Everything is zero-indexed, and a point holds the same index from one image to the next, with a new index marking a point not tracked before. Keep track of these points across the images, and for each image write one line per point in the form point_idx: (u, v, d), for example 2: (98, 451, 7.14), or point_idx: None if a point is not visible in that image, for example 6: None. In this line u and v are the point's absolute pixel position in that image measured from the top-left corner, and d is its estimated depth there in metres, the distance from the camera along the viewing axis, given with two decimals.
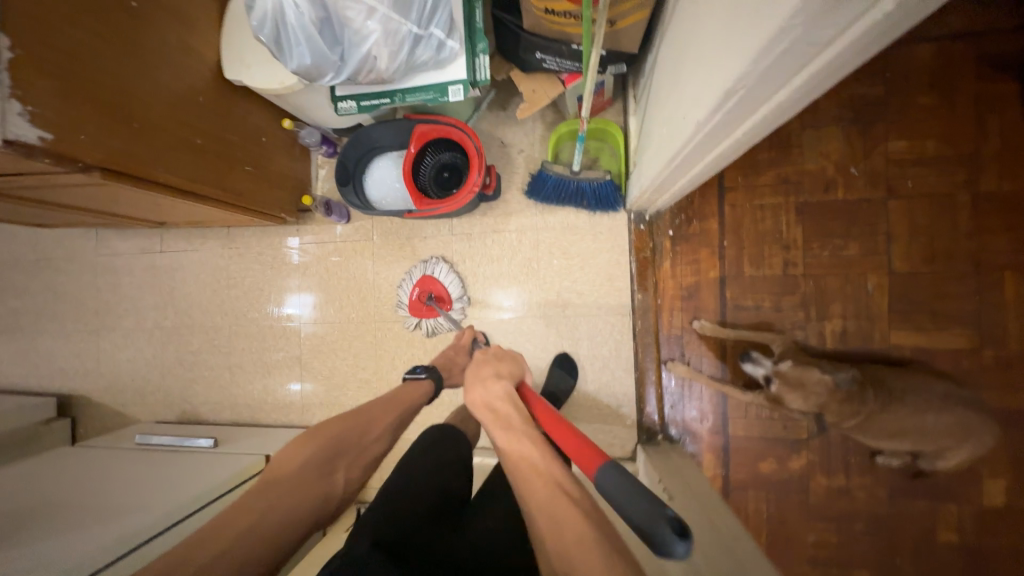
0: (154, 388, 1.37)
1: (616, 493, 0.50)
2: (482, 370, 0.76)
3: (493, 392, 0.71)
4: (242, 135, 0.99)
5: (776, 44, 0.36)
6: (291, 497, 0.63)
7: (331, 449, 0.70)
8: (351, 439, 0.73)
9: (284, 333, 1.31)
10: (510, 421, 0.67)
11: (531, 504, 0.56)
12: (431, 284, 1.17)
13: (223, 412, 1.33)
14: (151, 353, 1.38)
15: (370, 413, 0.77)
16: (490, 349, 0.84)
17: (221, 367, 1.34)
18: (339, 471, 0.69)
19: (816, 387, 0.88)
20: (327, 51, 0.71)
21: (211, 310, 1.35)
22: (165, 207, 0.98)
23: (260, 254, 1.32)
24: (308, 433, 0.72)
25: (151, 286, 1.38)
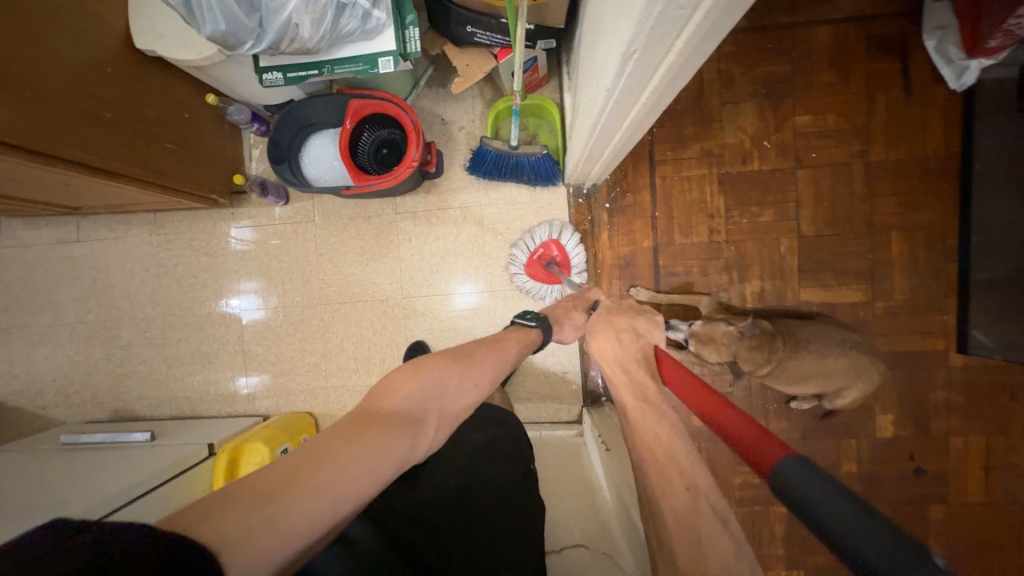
0: (79, 387, 1.28)
1: (818, 495, 0.36)
2: (620, 327, 0.80)
3: (625, 356, 0.75)
4: (161, 110, 0.94)
5: (652, 7, 0.40)
6: (388, 436, 0.52)
7: (427, 395, 0.61)
8: (449, 393, 0.63)
9: (223, 320, 1.26)
10: (646, 391, 0.69)
11: (662, 481, 0.59)
12: (548, 249, 1.12)
13: (160, 407, 1.27)
14: (73, 350, 1.29)
15: (471, 366, 0.69)
16: (618, 303, 0.87)
17: (157, 360, 1.27)
18: (431, 422, 0.59)
19: (725, 338, 0.99)
20: (243, 16, 0.68)
21: (141, 301, 1.27)
22: (76, 188, 0.92)
23: (192, 239, 1.26)
24: (409, 370, 0.62)
25: (71, 278, 1.28)
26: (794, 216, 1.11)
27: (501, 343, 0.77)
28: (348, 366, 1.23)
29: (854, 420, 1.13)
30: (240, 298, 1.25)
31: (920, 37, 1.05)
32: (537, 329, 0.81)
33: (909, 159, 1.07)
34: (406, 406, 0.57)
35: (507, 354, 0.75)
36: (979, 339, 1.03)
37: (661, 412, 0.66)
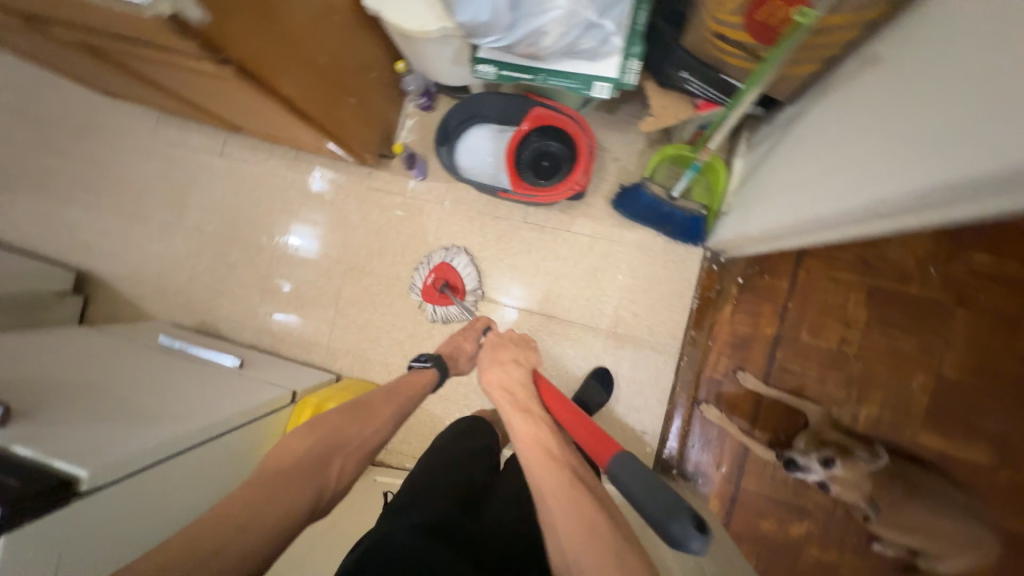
0: (176, 288, 1.33)
1: (635, 485, 0.55)
2: (502, 355, 0.81)
3: (512, 377, 0.75)
4: (357, 64, 0.95)
5: (957, 183, 0.43)
6: (288, 491, 0.62)
7: (328, 444, 0.70)
8: (351, 440, 0.72)
9: (326, 271, 1.28)
10: (529, 406, 0.71)
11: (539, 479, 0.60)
12: (444, 271, 1.16)
13: (242, 332, 1.30)
14: (182, 253, 1.33)
15: (386, 403, 0.78)
16: (500, 334, 0.87)
17: (254, 287, 1.30)
18: (335, 464, 0.69)
19: (864, 479, 0.94)
20: (504, 13, 0.68)
21: (257, 228, 1.31)
22: (260, 115, 0.93)
23: (323, 186, 1.28)
24: (311, 426, 0.71)
25: (202, 186, 1.32)
26: (938, 353, 1.03)
27: (417, 377, 0.83)
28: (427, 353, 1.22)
29: None
30: (348, 254, 1.27)
31: None
32: (430, 368, 0.82)
33: None
34: (309, 459, 0.67)
35: (416, 384, 0.82)
36: None
37: (535, 420, 0.68)
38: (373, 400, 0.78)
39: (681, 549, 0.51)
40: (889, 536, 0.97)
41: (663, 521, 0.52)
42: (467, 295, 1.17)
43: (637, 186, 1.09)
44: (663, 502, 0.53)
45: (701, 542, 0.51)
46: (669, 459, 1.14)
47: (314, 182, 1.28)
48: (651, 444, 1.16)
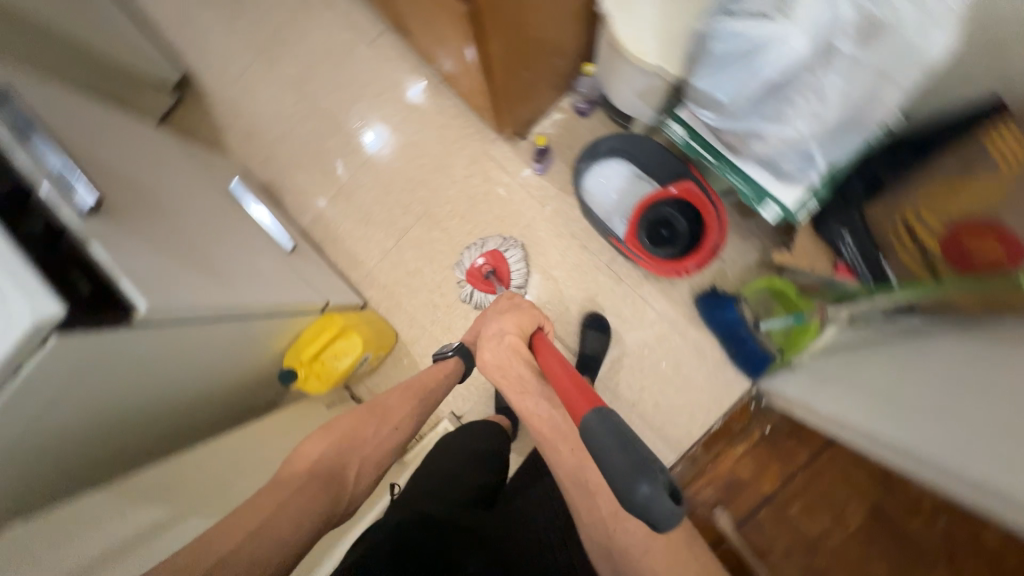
0: (264, 140, 1.31)
1: (607, 443, 0.52)
2: (489, 333, 0.81)
3: (503, 357, 0.77)
4: (553, 42, 0.91)
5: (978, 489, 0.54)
6: (301, 499, 0.62)
7: (342, 448, 0.70)
8: (365, 440, 0.73)
9: (405, 205, 1.26)
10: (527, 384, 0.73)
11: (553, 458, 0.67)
12: (496, 257, 1.16)
13: (301, 214, 1.29)
14: (287, 111, 1.31)
15: (399, 401, 0.78)
16: (512, 303, 0.87)
17: (333, 181, 1.28)
18: (350, 469, 0.69)
19: None
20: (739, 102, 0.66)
21: (365, 129, 1.28)
22: (442, 40, 0.90)
23: (446, 126, 1.25)
24: (325, 432, 0.72)
25: (337, 62, 1.29)
26: None
27: (428, 374, 0.83)
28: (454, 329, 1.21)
29: None
30: (433, 201, 1.25)
31: None
32: (451, 357, 0.85)
33: None
34: (323, 466, 0.68)
35: (429, 379, 0.83)
36: None
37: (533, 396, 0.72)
38: (389, 402, 0.78)
39: (646, 515, 0.49)
40: None
41: (624, 489, 0.50)
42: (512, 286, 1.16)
43: (729, 298, 1.09)
44: (627, 457, 0.50)
45: (670, 508, 0.48)
46: None
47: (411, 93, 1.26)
48: None
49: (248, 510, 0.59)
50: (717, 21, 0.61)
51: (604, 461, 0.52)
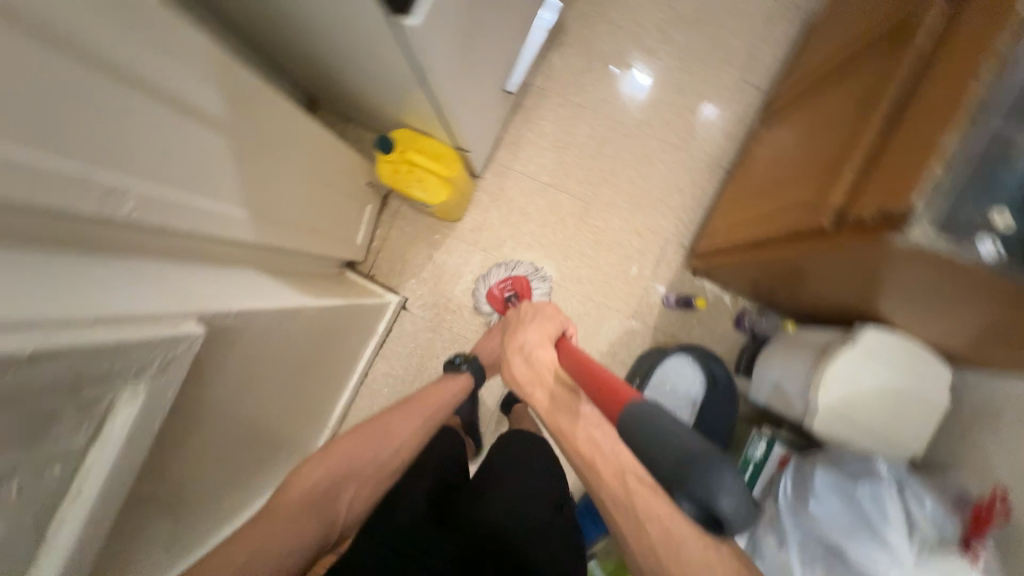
0: (605, 8, 1.21)
1: (654, 430, 0.55)
2: (515, 348, 0.81)
3: (540, 369, 0.76)
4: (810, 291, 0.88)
5: None
6: (290, 527, 0.59)
7: (342, 472, 0.68)
8: (363, 463, 0.71)
9: (586, 183, 1.21)
10: (559, 396, 0.69)
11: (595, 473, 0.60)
12: (517, 281, 1.15)
13: (543, 78, 1.21)
14: (642, 21, 1.21)
15: (400, 428, 0.78)
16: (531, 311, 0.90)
17: (586, 99, 1.21)
18: (344, 493, 0.67)
19: None
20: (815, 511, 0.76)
21: (649, 113, 1.21)
22: (776, 183, 0.86)
23: (679, 194, 1.19)
24: (322, 455, 0.69)
25: (707, 57, 1.20)
26: None
27: (429, 395, 0.86)
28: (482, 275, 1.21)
29: None
30: (600, 209, 1.20)
31: None
32: (466, 374, 0.94)
33: None
34: (317, 494, 0.65)
35: (431, 401, 0.85)
36: None
37: (568, 410, 0.67)
38: (397, 423, 0.78)
39: (707, 504, 0.49)
40: None
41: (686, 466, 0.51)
42: None
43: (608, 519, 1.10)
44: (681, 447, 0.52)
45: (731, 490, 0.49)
46: None
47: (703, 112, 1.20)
48: None
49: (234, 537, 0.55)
50: (885, 481, 0.72)
51: (665, 441, 0.54)
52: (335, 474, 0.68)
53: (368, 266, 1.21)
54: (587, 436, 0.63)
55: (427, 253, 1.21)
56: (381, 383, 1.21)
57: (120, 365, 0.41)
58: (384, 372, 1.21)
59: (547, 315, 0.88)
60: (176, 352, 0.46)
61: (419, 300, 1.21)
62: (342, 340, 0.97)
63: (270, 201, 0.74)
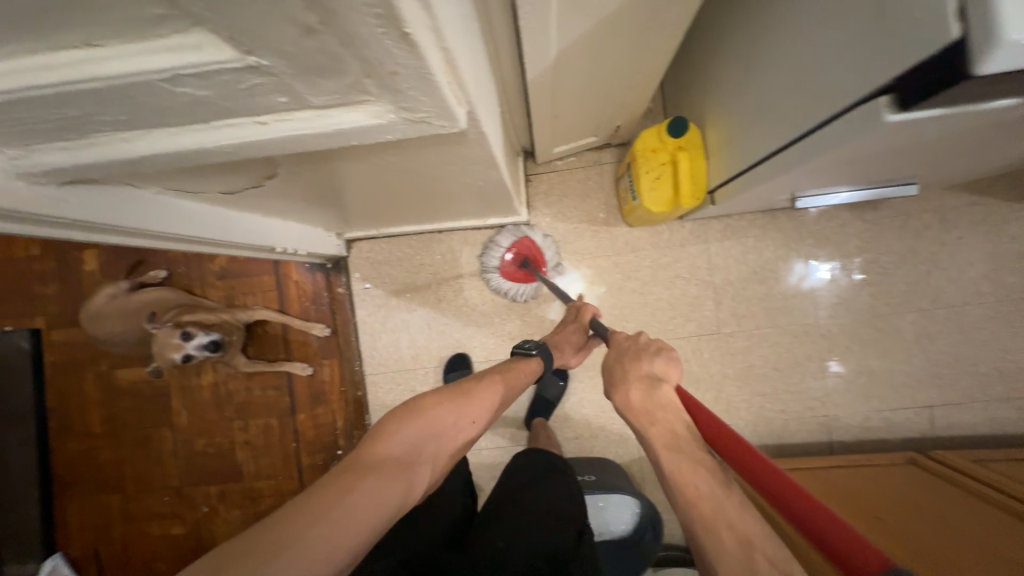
0: (924, 233, 1.07)
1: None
2: (641, 370, 0.67)
3: (658, 405, 0.62)
4: None
5: None
6: (376, 478, 0.52)
7: (429, 433, 0.62)
8: (444, 427, 0.65)
9: (736, 320, 1.12)
10: (680, 442, 0.57)
11: (711, 540, 0.49)
12: (526, 246, 1.11)
13: (813, 217, 1.09)
14: (933, 275, 1.07)
15: (473, 409, 0.70)
16: (631, 342, 0.73)
17: (818, 270, 1.10)
18: (424, 462, 0.60)
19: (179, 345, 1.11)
20: None
21: (843, 337, 1.10)
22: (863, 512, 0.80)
23: (780, 411, 1.11)
24: (409, 412, 0.63)
25: (931, 359, 1.07)
26: (176, 444, 1.27)
27: (506, 385, 0.77)
28: (589, 278, 1.15)
29: (107, 263, 1.25)
30: (716, 346, 1.12)
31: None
32: (534, 358, 0.83)
33: (95, 499, 1.29)
34: (400, 452, 0.58)
35: (505, 390, 0.76)
36: (20, 341, 1.25)
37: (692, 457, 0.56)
38: (479, 399, 0.71)
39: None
40: (156, 290, 1.18)
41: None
42: (550, 269, 1.12)
43: None
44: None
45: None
46: (334, 275, 1.22)
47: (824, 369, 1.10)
48: (357, 279, 1.21)
49: (325, 495, 0.47)
50: None
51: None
52: (422, 436, 0.61)
53: (535, 171, 1.16)
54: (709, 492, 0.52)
55: (578, 216, 1.15)
56: (440, 250, 1.19)
57: (407, 94, 0.36)
58: (451, 246, 1.19)
59: (652, 341, 0.73)
60: (434, 119, 0.41)
61: (533, 235, 1.16)
62: (468, 202, 0.94)
63: (571, 65, 0.67)
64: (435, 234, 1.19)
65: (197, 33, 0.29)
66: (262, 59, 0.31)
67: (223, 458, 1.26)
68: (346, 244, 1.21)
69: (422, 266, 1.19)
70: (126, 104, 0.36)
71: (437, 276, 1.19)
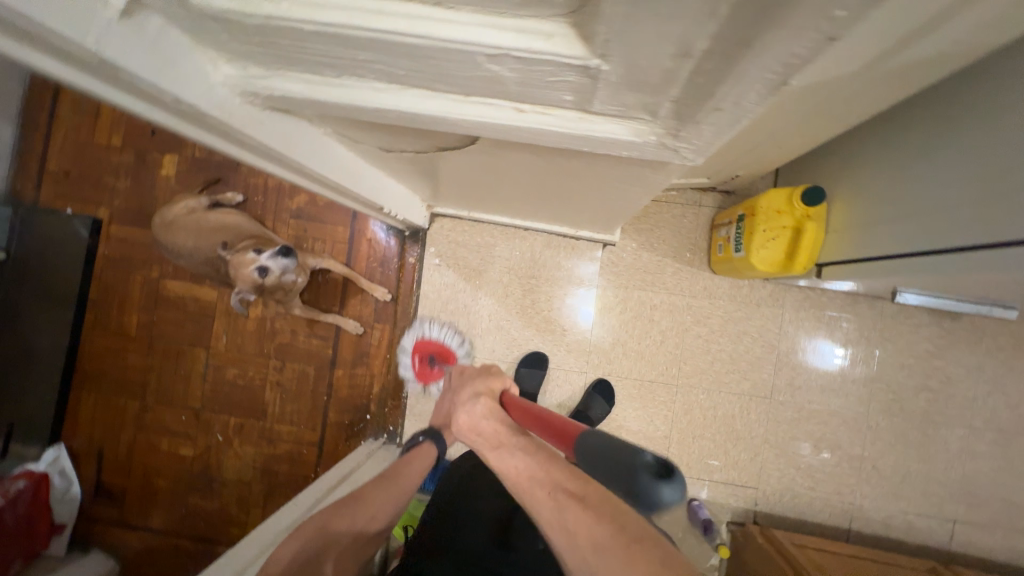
0: (994, 356, 1.08)
1: (597, 455, 0.47)
2: (465, 394, 0.72)
3: (479, 409, 0.67)
4: None
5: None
6: None
7: (312, 546, 0.69)
8: (336, 532, 0.72)
9: (791, 389, 1.13)
10: (501, 436, 0.63)
11: (529, 497, 0.57)
12: (427, 346, 1.16)
13: (892, 311, 1.10)
14: (994, 397, 1.08)
15: (367, 503, 0.77)
16: (469, 371, 0.78)
17: (884, 362, 1.11)
18: (327, 560, 0.68)
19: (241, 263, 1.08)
20: None
21: (890, 433, 1.11)
22: None
23: (809, 488, 1.12)
24: (299, 530, 0.73)
25: (968, 477, 1.09)
26: (207, 367, 1.25)
27: (394, 474, 0.82)
28: (658, 312, 1.15)
29: (186, 173, 1.24)
30: (764, 409, 1.13)
31: (76, 491, 1.24)
32: (424, 444, 0.87)
33: (111, 399, 1.27)
34: (300, 557, 0.67)
35: (397, 484, 0.81)
36: (79, 227, 1.23)
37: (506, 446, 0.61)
38: (372, 492, 0.79)
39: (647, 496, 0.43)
40: (231, 214, 1.16)
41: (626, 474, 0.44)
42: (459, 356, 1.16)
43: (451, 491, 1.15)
44: (615, 454, 0.46)
45: (674, 492, 0.43)
46: (409, 243, 1.21)
47: (862, 457, 1.11)
48: (429, 253, 1.20)
49: None
50: None
51: (597, 452, 0.48)
52: (315, 541, 0.70)
53: None
54: (523, 470, 0.58)
55: (665, 250, 1.15)
56: (519, 247, 1.19)
57: (699, 126, 0.35)
58: (530, 246, 1.18)
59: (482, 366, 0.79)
60: (683, 151, 0.41)
61: (614, 257, 1.16)
62: (576, 212, 0.94)
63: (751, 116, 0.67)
64: (518, 230, 1.18)
65: (559, 24, 0.29)
66: (601, 64, 0.30)
67: (250, 392, 1.24)
68: (430, 217, 1.20)
69: (498, 256, 1.19)
70: (430, 66, 0.35)
71: (511, 270, 1.18)
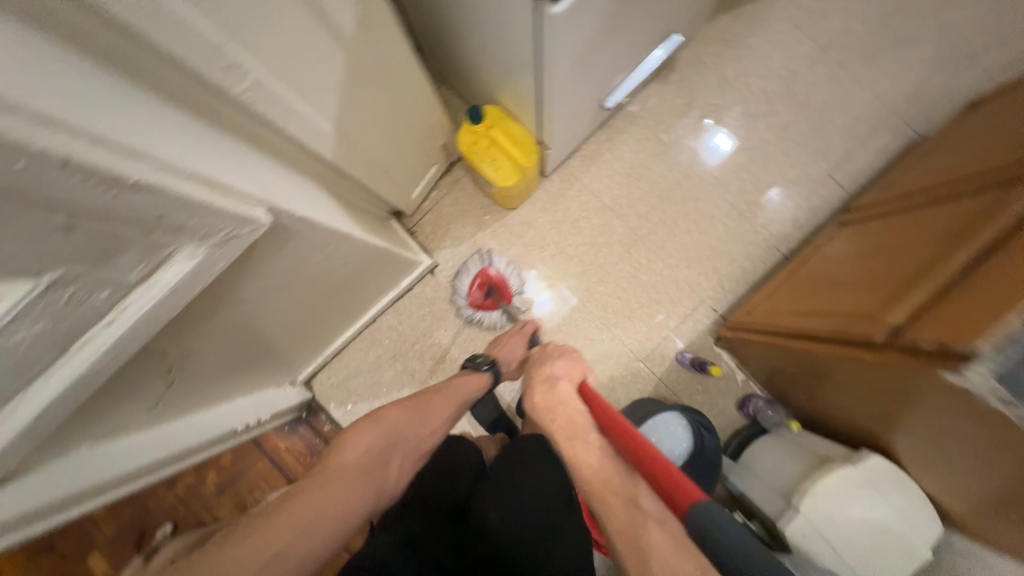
0: (723, 63, 1.22)
1: (726, 536, 0.42)
2: (543, 375, 0.76)
3: (563, 397, 0.70)
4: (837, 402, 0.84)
5: None
6: (350, 491, 0.50)
7: (389, 440, 0.59)
8: (410, 438, 0.62)
9: (645, 216, 1.21)
10: (578, 431, 0.62)
11: (602, 504, 0.51)
12: (489, 275, 1.16)
13: (639, 106, 1.23)
14: (754, 83, 1.21)
15: (433, 417, 0.67)
16: (545, 354, 0.82)
17: (673, 138, 1.22)
18: (393, 464, 0.58)
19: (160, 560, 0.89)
20: None
21: (731, 171, 1.20)
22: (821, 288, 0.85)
23: (731, 260, 1.17)
24: (372, 423, 0.60)
25: (802, 142, 1.19)
26: None
27: (454, 392, 0.73)
28: (513, 269, 1.21)
29: None
30: (646, 247, 1.20)
31: None
32: (484, 375, 0.80)
33: None
34: (370, 459, 0.56)
35: (456, 397, 0.73)
36: None
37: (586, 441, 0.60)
38: (438, 407, 0.69)
39: None
40: None
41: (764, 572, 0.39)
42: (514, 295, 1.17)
43: None
44: (757, 558, 0.40)
45: None
46: (313, 418, 1.23)
47: (734, 205, 1.19)
48: (334, 407, 1.23)
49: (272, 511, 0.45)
50: None
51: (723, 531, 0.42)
52: (389, 441, 0.59)
53: (414, 222, 1.23)
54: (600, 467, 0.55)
55: (471, 230, 1.23)
56: (384, 335, 1.23)
57: (192, 222, 0.42)
58: (390, 325, 1.23)
59: (562, 351, 0.82)
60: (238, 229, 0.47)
61: (447, 270, 1.23)
62: (367, 281, 1.00)
63: (353, 129, 0.76)
64: (371, 325, 1.24)
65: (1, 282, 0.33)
66: (56, 270, 0.36)
67: None
68: (306, 386, 1.23)
69: (379, 356, 1.23)
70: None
71: (397, 355, 1.22)
